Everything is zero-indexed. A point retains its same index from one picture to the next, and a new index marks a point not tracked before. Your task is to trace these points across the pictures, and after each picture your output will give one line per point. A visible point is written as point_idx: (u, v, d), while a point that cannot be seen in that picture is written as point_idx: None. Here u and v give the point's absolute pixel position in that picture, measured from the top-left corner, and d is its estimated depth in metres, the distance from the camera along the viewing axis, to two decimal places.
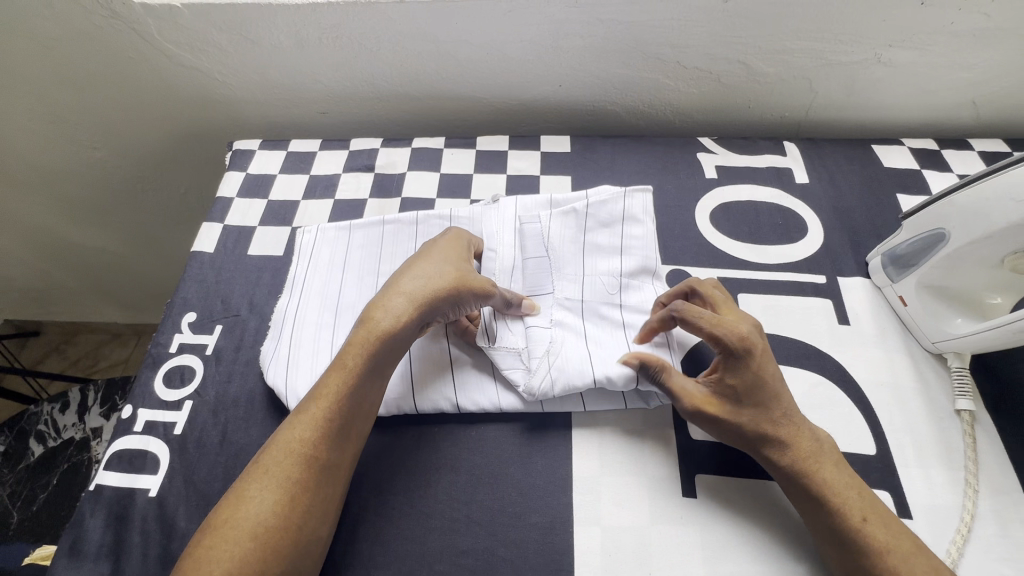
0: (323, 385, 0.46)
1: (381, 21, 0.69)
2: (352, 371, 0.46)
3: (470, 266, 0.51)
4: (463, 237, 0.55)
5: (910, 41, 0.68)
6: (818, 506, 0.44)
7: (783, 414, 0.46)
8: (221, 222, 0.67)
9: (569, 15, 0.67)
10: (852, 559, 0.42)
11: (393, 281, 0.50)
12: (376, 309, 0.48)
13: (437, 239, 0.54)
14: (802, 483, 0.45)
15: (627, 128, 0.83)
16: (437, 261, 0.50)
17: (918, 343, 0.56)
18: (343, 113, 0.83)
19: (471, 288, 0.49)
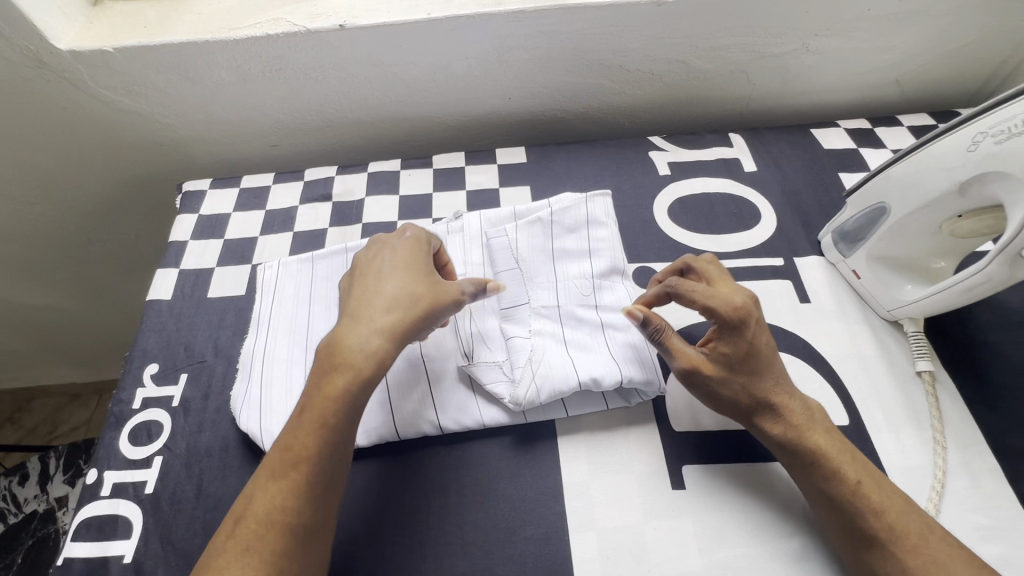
0: (303, 421, 0.44)
1: (324, 49, 0.68)
2: (333, 403, 0.44)
3: (433, 281, 0.50)
4: (421, 240, 0.53)
5: (832, 29, 0.72)
6: (809, 472, 0.45)
7: (773, 384, 0.47)
8: (177, 267, 0.65)
9: (511, 29, 0.68)
10: (848, 525, 0.43)
11: (359, 303, 0.49)
12: (348, 335, 0.47)
13: (394, 252, 0.52)
14: (795, 452, 0.46)
15: (580, 132, 0.84)
16: (399, 285, 0.49)
17: (876, 312, 0.58)
18: (296, 145, 0.82)
19: (446, 300, 0.49)
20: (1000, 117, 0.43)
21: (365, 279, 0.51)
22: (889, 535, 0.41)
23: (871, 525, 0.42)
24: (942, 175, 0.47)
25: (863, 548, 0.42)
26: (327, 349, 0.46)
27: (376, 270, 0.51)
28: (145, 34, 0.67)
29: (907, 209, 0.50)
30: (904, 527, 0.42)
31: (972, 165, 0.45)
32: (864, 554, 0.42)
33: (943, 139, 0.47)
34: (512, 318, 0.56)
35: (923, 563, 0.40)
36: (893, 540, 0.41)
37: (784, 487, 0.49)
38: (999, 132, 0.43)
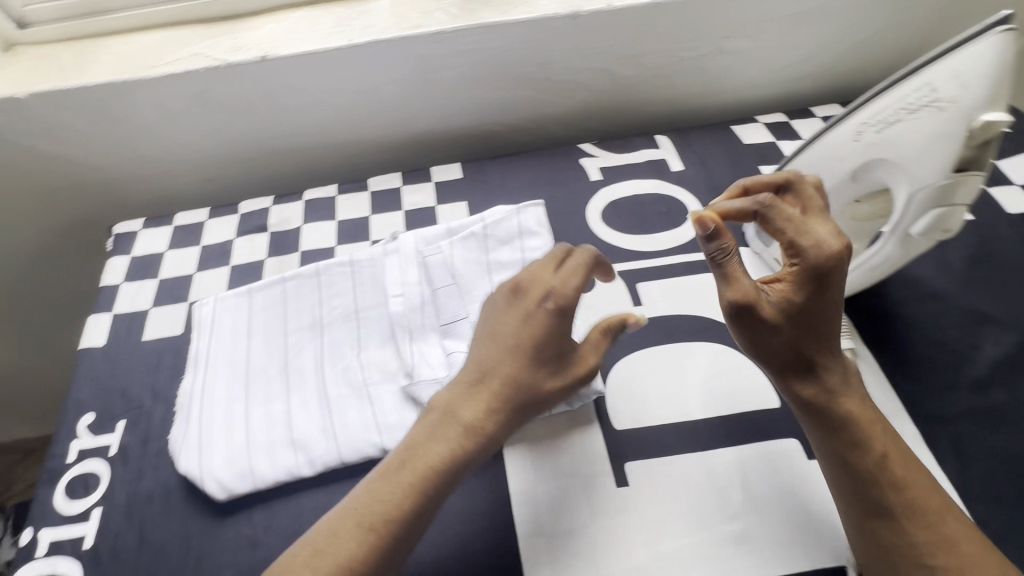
0: (404, 477, 0.43)
1: (248, 81, 0.68)
2: (433, 479, 0.43)
3: (559, 364, 0.47)
4: (571, 287, 0.46)
5: (742, 31, 0.75)
6: (839, 438, 0.44)
7: (823, 345, 0.44)
8: (110, 311, 0.63)
9: (433, 50, 0.69)
10: (869, 495, 0.43)
11: (483, 371, 0.46)
12: (459, 406, 0.46)
13: (529, 306, 0.47)
14: (823, 411, 0.45)
15: (517, 143, 0.85)
16: (528, 372, 0.46)
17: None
18: (229, 179, 0.80)
19: (563, 388, 0.48)
20: (875, 107, 0.46)
21: (489, 341, 0.48)
22: (908, 509, 0.42)
23: (896, 498, 0.42)
24: (834, 164, 0.48)
25: (875, 518, 0.43)
26: (442, 416, 0.45)
27: (507, 333, 0.47)
28: (63, 79, 0.66)
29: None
30: (922, 503, 0.42)
31: (859, 153, 0.46)
32: (878, 524, 0.43)
33: (830, 131, 0.49)
34: (451, 334, 0.57)
35: (935, 539, 0.41)
36: (913, 516, 0.42)
37: (723, 473, 0.51)
38: (878, 120, 0.45)
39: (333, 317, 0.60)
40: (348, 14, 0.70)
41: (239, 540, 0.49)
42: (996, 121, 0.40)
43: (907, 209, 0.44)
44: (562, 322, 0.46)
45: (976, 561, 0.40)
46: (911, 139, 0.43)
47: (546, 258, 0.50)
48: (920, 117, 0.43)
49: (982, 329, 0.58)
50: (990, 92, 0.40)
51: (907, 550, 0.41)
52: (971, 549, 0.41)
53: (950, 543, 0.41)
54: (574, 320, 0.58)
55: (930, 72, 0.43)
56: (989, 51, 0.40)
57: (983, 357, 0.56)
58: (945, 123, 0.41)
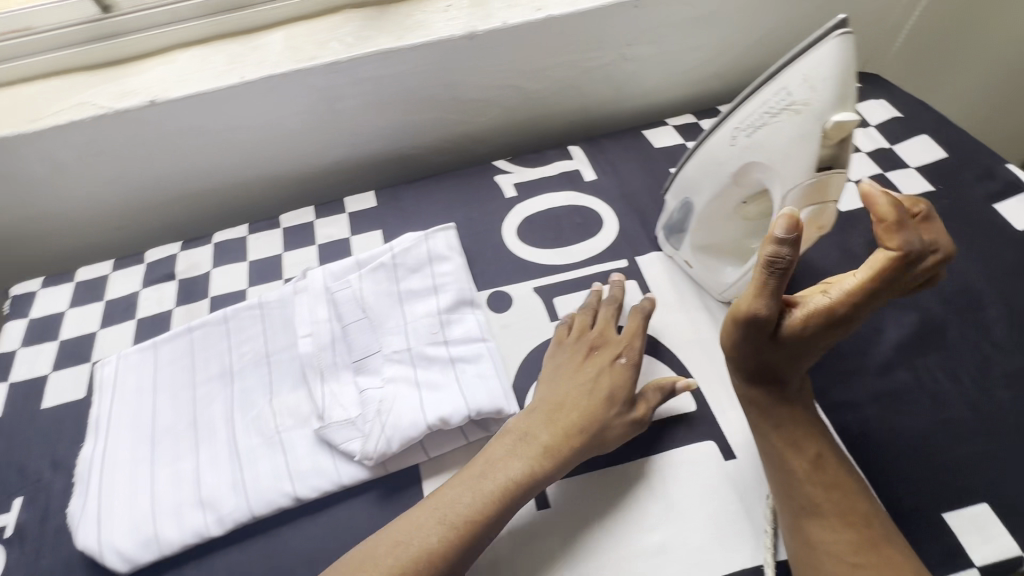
0: (485, 485, 0.46)
1: (140, 128, 0.66)
2: (511, 495, 0.46)
3: (612, 403, 0.50)
4: (637, 347, 0.54)
5: (642, 39, 0.76)
6: (785, 440, 0.47)
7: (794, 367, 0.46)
8: (5, 380, 0.60)
9: (331, 81, 0.68)
10: (803, 494, 0.45)
11: (557, 404, 0.50)
12: (536, 427, 0.49)
13: (592, 353, 0.54)
14: (769, 416, 0.48)
15: (435, 165, 0.84)
16: (610, 401, 0.50)
17: (714, 294, 0.61)
18: (137, 225, 0.78)
19: (624, 429, 0.50)
20: (743, 114, 0.48)
21: (570, 378, 0.52)
22: (837, 509, 0.44)
23: (827, 497, 0.45)
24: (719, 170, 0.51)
25: (807, 516, 0.45)
26: (520, 438, 0.49)
27: (584, 376, 0.52)
28: None
29: (704, 202, 0.54)
30: (848, 505, 0.45)
31: (736, 159, 0.49)
32: (807, 525, 0.44)
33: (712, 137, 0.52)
34: (364, 370, 0.56)
35: (861, 540, 0.43)
36: (839, 516, 0.44)
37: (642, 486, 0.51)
38: (746, 128, 0.48)
39: (243, 364, 0.58)
40: (241, 50, 0.69)
41: None
42: (843, 122, 0.41)
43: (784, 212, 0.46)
44: (606, 364, 0.53)
45: (894, 564, 0.42)
46: (775, 143, 0.45)
47: (604, 318, 0.57)
48: (779, 122, 0.45)
49: (884, 312, 0.60)
50: (836, 93, 0.41)
51: (832, 549, 0.43)
52: (892, 553, 0.43)
53: (875, 546, 0.43)
54: (488, 343, 0.57)
55: (781, 78, 0.44)
56: (831, 53, 0.41)
57: (886, 341, 0.58)
58: (801, 128, 0.43)
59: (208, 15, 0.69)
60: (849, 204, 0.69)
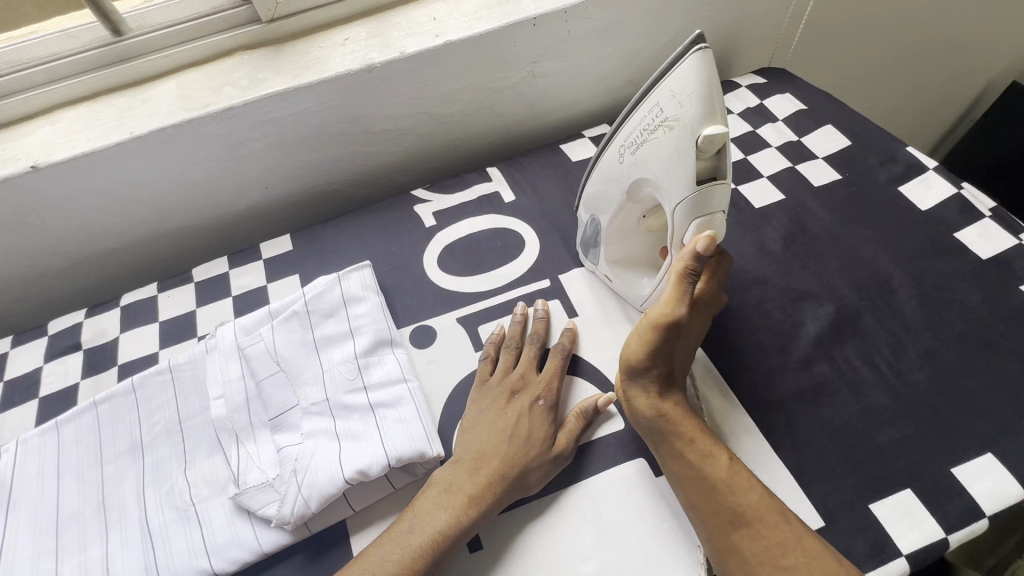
0: (408, 542, 0.45)
1: (26, 194, 0.63)
2: (440, 549, 0.45)
3: (534, 447, 0.50)
4: (555, 388, 0.54)
5: (547, 55, 0.76)
6: (689, 456, 0.48)
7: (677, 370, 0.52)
8: None
9: (228, 127, 0.66)
10: (722, 507, 0.45)
11: (480, 452, 0.50)
12: (455, 477, 0.49)
13: (511, 395, 0.53)
14: (673, 434, 0.49)
15: (357, 199, 0.83)
16: (530, 445, 0.50)
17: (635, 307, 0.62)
18: (42, 294, 0.74)
19: (546, 471, 0.50)
20: (629, 130, 0.50)
21: (491, 424, 0.51)
22: (756, 512, 0.44)
23: (744, 503, 0.45)
24: (618, 182, 0.53)
25: (731, 529, 0.44)
26: (447, 489, 0.48)
27: (505, 423, 0.51)
28: None
29: (609, 217, 0.55)
30: (764, 506, 0.45)
31: (629, 172, 0.50)
32: (735, 539, 0.44)
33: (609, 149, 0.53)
34: (282, 427, 0.54)
35: (784, 539, 0.43)
36: (760, 519, 0.44)
37: (574, 515, 0.50)
38: (634, 140, 0.49)
39: (155, 434, 0.55)
40: (130, 104, 0.66)
41: None
42: (713, 136, 0.42)
43: (676, 222, 0.48)
44: (526, 406, 0.52)
45: (818, 555, 0.42)
46: (658, 155, 0.47)
47: (524, 358, 0.56)
48: (659, 136, 0.46)
49: (802, 305, 0.61)
50: (704, 108, 0.43)
51: (761, 558, 0.43)
52: (812, 543, 0.43)
53: (796, 540, 0.43)
54: (410, 382, 0.56)
55: (657, 93, 0.46)
56: (694, 70, 0.43)
57: (805, 334, 0.59)
58: (677, 142, 0.44)
59: (91, 70, 0.66)
60: (762, 200, 0.70)
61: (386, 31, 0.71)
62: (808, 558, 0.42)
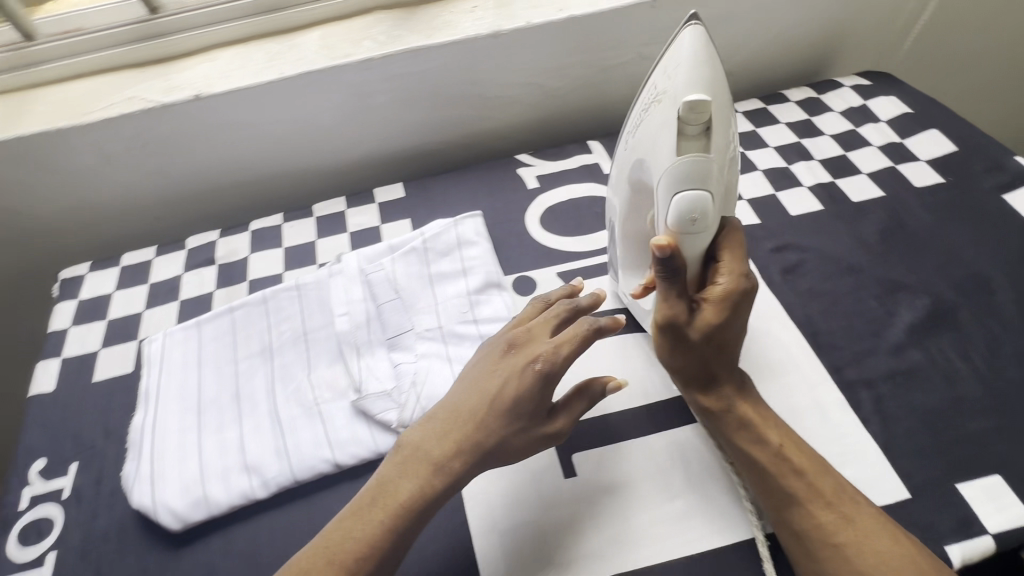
0: (380, 509, 0.45)
1: (186, 119, 0.70)
2: (404, 516, 0.45)
3: (510, 421, 0.47)
4: (562, 354, 0.47)
5: (659, 38, 0.79)
6: (740, 441, 0.49)
7: (721, 360, 0.50)
8: (59, 355, 0.64)
9: (364, 77, 0.72)
10: (769, 487, 0.47)
11: (454, 415, 0.48)
12: (426, 442, 0.48)
13: (507, 358, 0.49)
14: (722, 421, 0.50)
15: (460, 160, 0.86)
16: (506, 416, 0.47)
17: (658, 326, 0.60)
18: (176, 217, 0.80)
19: (525, 443, 0.48)
20: (632, 118, 0.52)
21: (475, 386, 0.49)
22: (810, 493, 0.45)
23: (796, 483, 0.46)
24: (625, 167, 0.53)
25: (786, 506, 0.46)
26: (411, 454, 0.47)
27: (494, 387, 0.48)
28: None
29: (621, 212, 0.55)
30: (820, 486, 0.46)
31: (631, 153, 0.51)
32: (787, 515, 0.46)
33: (619, 141, 0.55)
34: (398, 347, 0.59)
35: (841, 517, 0.44)
36: (815, 498, 0.45)
37: (665, 457, 0.53)
38: (636, 122, 0.50)
39: (282, 341, 0.62)
40: (279, 49, 0.73)
41: (195, 570, 0.49)
42: (693, 102, 0.42)
43: (661, 198, 0.47)
44: (518, 372, 0.48)
45: (875, 534, 0.43)
46: (652, 128, 0.47)
47: (547, 317, 0.52)
48: (653, 111, 0.47)
49: (897, 297, 0.62)
50: (690, 80, 0.44)
51: (816, 535, 0.44)
52: (872, 524, 0.44)
53: (854, 519, 0.44)
54: None
55: (658, 72, 0.47)
56: (689, 45, 0.44)
57: (899, 323, 0.60)
58: (665, 113, 0.45)
59: (248, 16, 0.73)
60: (861, 195, 0.72)
61: (513, 2, 0.75)
62: (864, 539, 0.43)
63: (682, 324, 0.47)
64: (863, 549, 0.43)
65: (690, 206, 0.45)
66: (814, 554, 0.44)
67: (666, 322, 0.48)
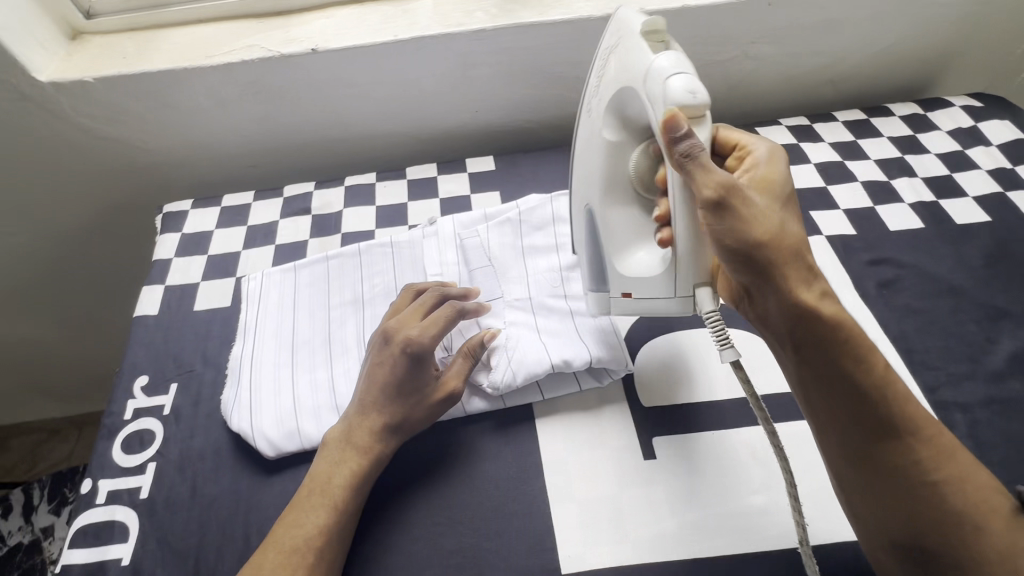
0: (325, 486, 0.49)
1: (298, 72, 0.72)
2: (346, 487, 0.49)
3: (402, 389, 0.52)
4: (427, 336, 0.53)
5: (768, 37, 0.78)
6: (842, 348, 0.43)
7: (798, 248, 0.44)
8: (162, 283, 0.67)
9: (471, 47, 0.73)
10: (867, 414, 0.43)
11: (358, 403, 0.53)
12: (345, 430, 0.52)
13: (379, 343, 0.55)
14: (819, 323, 0.42)
15: (547, 141, 0.88)
16: (392, 387, 0.52)
17: (673, 309, 0.48)
18: (273, 165, 0.84)
19: (424, 410, 0.53)
20: (588, 97, 0.52)
21: (365, 376, 0.54)
22: (908, 425, 0.43)
23: (895, 410, 0.43)
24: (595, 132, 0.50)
25: (877, 437, 0.43)
26: (339, 442, 0.51)
27: (379, 373, 0.53)
28: (125, 65, 0.70)
29: (597, 176, 0.50)
30: (918, 420, 0.43)
31: (602, 104, 0.49)
32: (887, 456, 0.42)
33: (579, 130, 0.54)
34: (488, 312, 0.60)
35: (935, 453, 0.42)
36: (911, 430, 0.42)
37: (744, 450, 0.53)
38: (596, 89, 0.51)
39: (374, 294, 0.63)
40: (393, 12, 0.74)
41: (284, 497, 0.51)
42: (651, 22, 0.45)
43: (650, 99, 0.43)
44: (393, 353, 0.53)
45: (971, 467, 0.43)
46: (616, 70, 0.47)
47: (415, 306, 0.56)
48: (611, 61, 0.48)
49: (1000, 324, 0.60)
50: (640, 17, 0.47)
51: (917, 475, 0.42)
52: (966, 457, 0.43)
53: (953, 455, 0.43)
54: None
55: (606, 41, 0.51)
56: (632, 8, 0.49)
57: (1001, 351, 0.58)
58: (625, 47, 0.46)
59: None
60: (965, 218, 0.69)
61: None
62: (963, 475, 0.42)
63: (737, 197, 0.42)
64: (963, 486, 0.42)
65: (683, 87, 0.41)
66: (899, 488, 0.42)
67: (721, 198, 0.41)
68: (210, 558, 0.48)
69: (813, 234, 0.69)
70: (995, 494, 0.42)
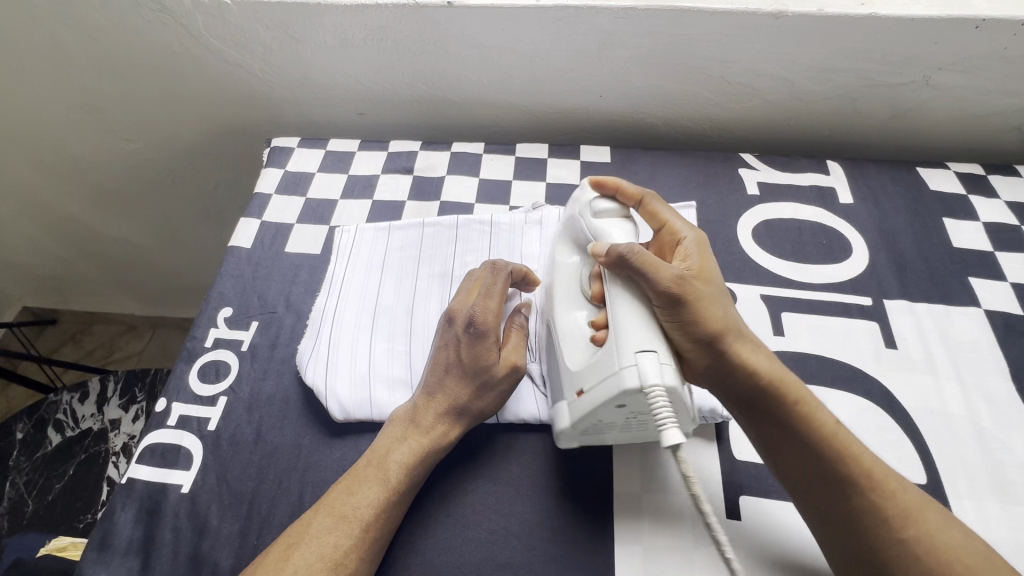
0: (378, 463, 0.46)
1: (428, 26, 0.68)
2: (409, 465, 0.46)
3: (465, 370, 0.49)
4: (489, 314, 0.50)
5: (960, 65, 0.66)
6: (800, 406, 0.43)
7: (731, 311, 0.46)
8: (259, 218, 0.67)
9: (617, 26, 0.66)
10: (818, 470, 0.42)
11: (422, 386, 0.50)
12: (404, 412, 0.49)
13: (439, 327, 0.52)
14: (773, 388, 0.44)
15: (667, 140, 0.81)
16: (442, 372, 0.49)
17: (616, 389, 0.41)
18: (381, 115, 0.82)
19: (490, 393, 0.49)
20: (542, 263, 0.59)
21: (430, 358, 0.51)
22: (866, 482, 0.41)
23: (854, 468, 0.41)
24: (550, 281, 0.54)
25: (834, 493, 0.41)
26: (404, 421, 0.49)
27: (441, 356, 0.50)
28: None
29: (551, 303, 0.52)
30: (880, 477, 0.41)
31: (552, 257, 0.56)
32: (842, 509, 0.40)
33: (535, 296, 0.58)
34: None
35: (901, 509, 0.40)
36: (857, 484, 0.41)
37: None
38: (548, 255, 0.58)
39: (463, 272, 0.60)
40: None
41: (342, 462, 0.50)
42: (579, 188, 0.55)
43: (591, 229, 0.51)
44: (450, 337, 0.50)
45: (939, 525, 0.39)
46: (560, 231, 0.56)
47: (472, 283, 0.53)
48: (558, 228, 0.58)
49: None
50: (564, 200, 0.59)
51: (874, 528, 0.39)
52: (934, 515, 0.40)
53: (918, 509, 0.40)
54: None
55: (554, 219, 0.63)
56: None
57: None
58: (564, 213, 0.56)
59: None
60: None
61: None
62: (929, 534, 0.39)
63: (682, 288, 0.44)
64: (932, 547, 0.38)
65: (601, 203, 0.52)
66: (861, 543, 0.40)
67: (663, 290, 0.43)
68: (264, 507, 0.48)
69: (969, 305, 0.59)
70: (984, 563, 0.38)
